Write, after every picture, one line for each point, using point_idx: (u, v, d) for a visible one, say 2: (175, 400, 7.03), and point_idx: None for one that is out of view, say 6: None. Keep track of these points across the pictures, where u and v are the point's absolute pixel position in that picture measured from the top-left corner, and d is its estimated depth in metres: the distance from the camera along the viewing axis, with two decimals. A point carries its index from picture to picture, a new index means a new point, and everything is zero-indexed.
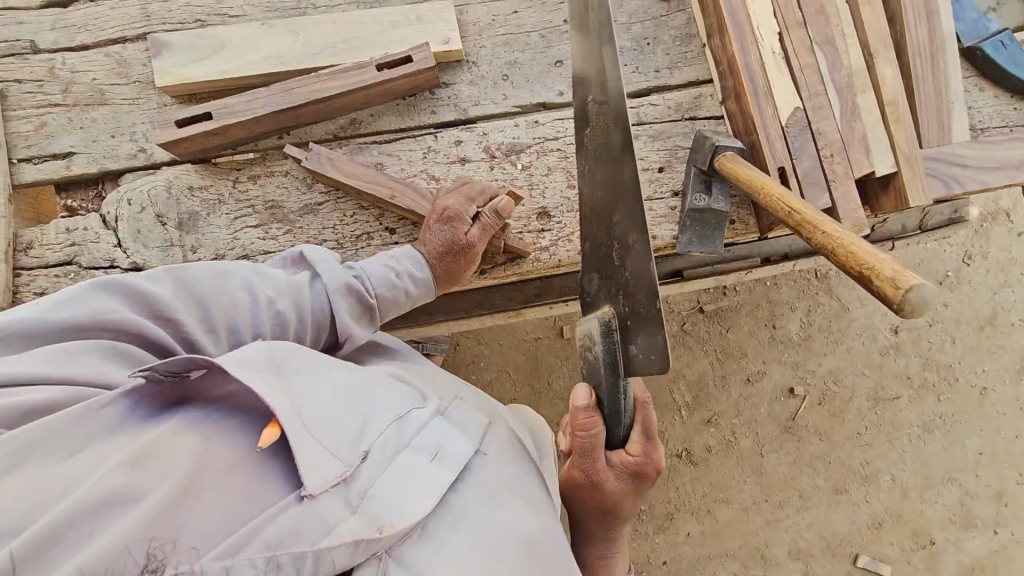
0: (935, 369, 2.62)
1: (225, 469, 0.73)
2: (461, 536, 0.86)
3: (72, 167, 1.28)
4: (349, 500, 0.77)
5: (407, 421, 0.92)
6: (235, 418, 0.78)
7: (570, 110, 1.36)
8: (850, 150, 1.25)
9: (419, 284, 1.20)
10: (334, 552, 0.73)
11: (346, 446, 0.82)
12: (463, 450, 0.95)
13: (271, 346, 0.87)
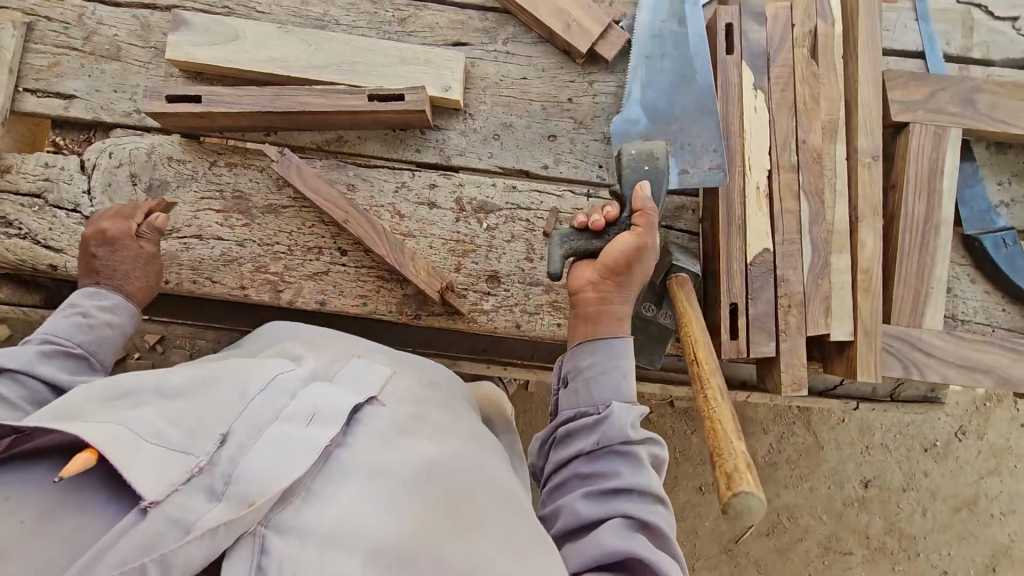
0: (897, 536, 2.48)
1: (35, 518, 0.66)
2: (353, 484, 0.76)
3: (69, 109, 1.33)
4: (212, 490, 0.68)
5: (275, 386, 0.81)
6: (46, 463, 0.71)
7: (550, 185, 1.36)
8: (809, 306, 1.21)
9: (117, 310, 1.14)
10: (186, 551, 0.63)
11: (200, 434, 0.73)
12: (342, 402, 0.83)
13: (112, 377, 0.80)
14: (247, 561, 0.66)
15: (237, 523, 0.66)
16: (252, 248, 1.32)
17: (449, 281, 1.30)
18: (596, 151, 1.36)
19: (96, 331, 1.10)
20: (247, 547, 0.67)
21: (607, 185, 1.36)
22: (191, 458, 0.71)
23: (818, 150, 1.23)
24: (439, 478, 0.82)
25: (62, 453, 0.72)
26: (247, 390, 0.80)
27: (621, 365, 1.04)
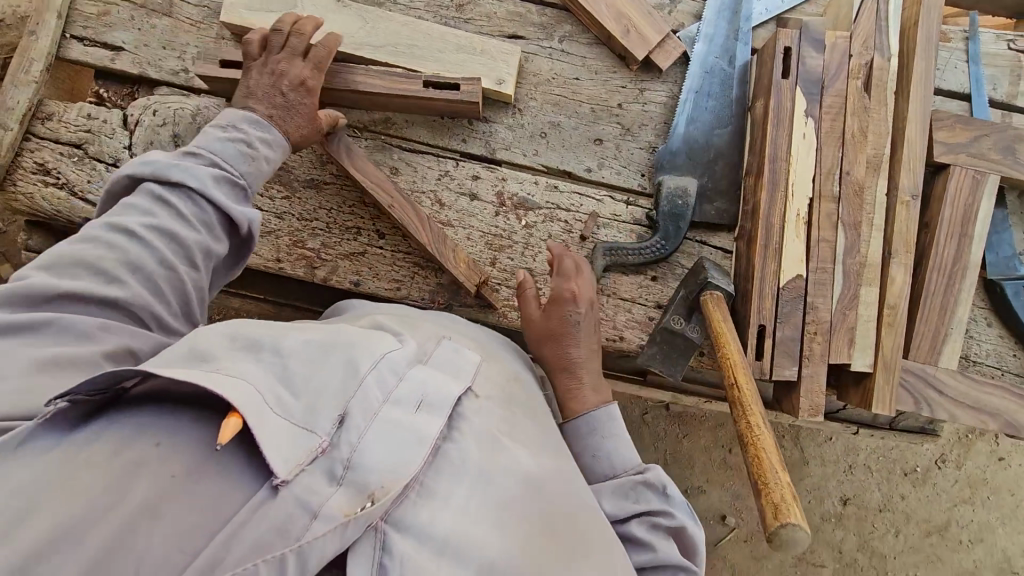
0: (868, 554, 2.55)
1: (182, 475, 0.64)
2: (462, 485, 0.76)
3: (116, 61, 1.31)
4: (333, 473, 0.68)
5: (384, 365, 0.80)
6: (192, 414, 0.69)
7: (591, 188, 1.36)
8: (833, 335, 1.24)
9: (273, 147, 1.07)
10: (320, 545, 0.61)
11: (320, 412, 0.72)
12: (448, 390, 0.83)
13: (228, 330, 0.79)
14: (371, 554, 0.67)
15: (364, 520, 0.65)
16: (291, 221, 1.32)
17: (484, 274, 1.31)
18: (640, 159, 1.37)
19: (256, 154, 1.03)
20: (369, 541, 0.67)
21: (647, 194, 1.37)
22: (312, 435, 0.70)
23: (861, 183, 1.24)
24: (540, 492, 0.82)
25: (202, 406, 0.69)
26: (353, 364, 0.78)
27: (597, 436, 1.10)
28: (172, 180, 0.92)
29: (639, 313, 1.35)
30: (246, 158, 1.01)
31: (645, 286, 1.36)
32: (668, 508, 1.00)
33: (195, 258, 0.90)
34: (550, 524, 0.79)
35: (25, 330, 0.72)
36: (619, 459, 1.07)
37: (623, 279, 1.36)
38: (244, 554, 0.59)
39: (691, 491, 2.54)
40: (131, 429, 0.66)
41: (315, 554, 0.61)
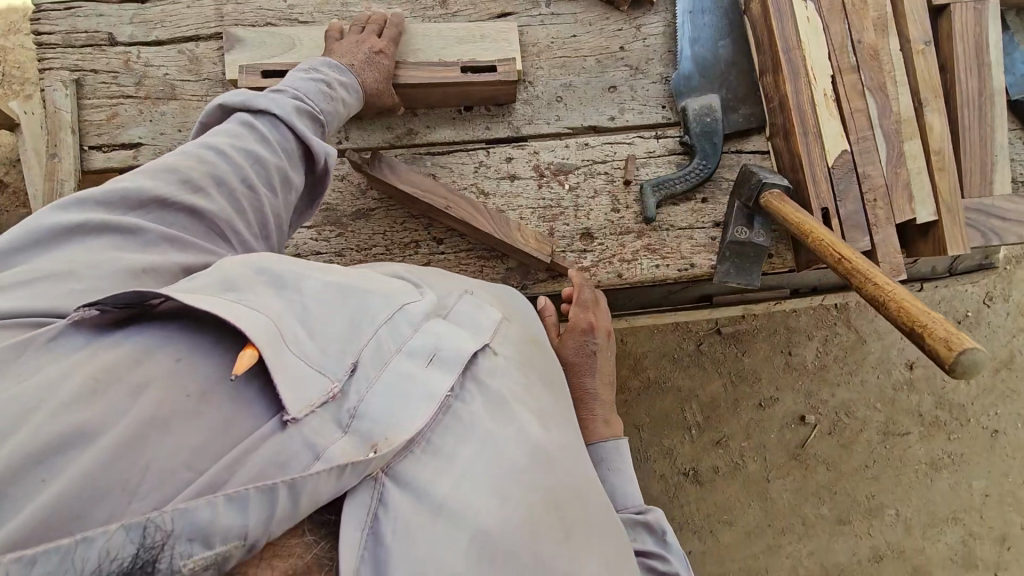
0: (948, 408, 2.60)
1: (197, 391, 0.64)
2: (473, 446, 0.74)
3: (139, 156, 1.32)
4: (341, 422, 0.68)
5: (401, 314, 0.81)
6: (212, 335, 0.69)
7: (620, 134, 1.40)
8: (892, 196, 1.28)
9: (351, 93, 1.19)
10: (313, 482, 0.60)
11: (332, 355, 0.72)
12: (464, 345, 0.82)
13: (247, 261, 0.79)
14: (367, 503, 0.66)
15: (362, 465, 0.64)
16: (351, 255, 1.34)
17: (550, 245, 1.34)
18: (656, 92, 1.41)
19: (339, 101, 1.15)
20: (367, 490, 0.66)
21: (674, 123, 1.41)
22: (323, 379, 0.69)
23: (875, 46, 1.29)
24: (552, 459, 0.80)
25: (220, 331, 0.70)
26: (374, 311, 0.79)
27: (600, 466, 1.15)
28: (270, 108, 1.04)
29: (701, 236, 1.38)
30: (330, 102, 1.13)
31: (697, 209, 1.39)
32: (662, 551, 1.03)
33: (278, 183, 1.00)
34: (555, 497, 0.76)
35: (121, 235, 0.80)
36: (619, 494, 1.11)
37: (676, 209, 1.39)
38: (247, 480, 0.59)
39: (765, 402, 2.58)
40: (152, 343, 0.67)
41: (308, 496, 0.60)
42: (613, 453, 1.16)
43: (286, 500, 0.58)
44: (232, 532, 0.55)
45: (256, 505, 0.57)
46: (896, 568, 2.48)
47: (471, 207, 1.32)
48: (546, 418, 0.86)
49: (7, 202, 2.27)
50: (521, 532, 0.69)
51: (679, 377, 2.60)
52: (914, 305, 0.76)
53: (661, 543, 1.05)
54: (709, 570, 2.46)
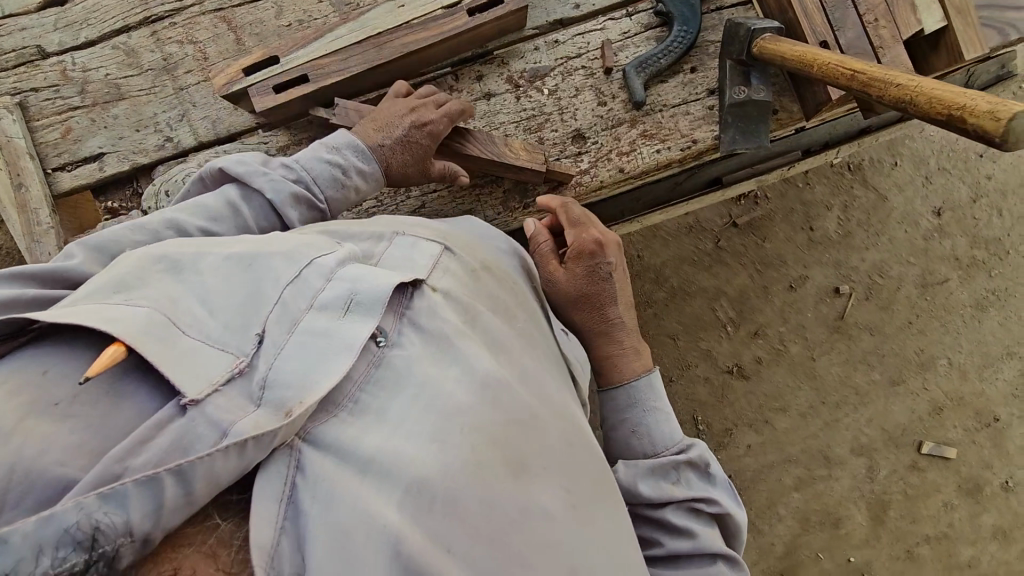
0: (983, 246, 2.51)
1: (69, 393, 0.64)
2: (404, 395, 0.75)
3: (105, 167, 1.28)
4: (251, 394, 0.68)
5: (311, 270, 0.81)
6: (87, 341, 0.69)
7: (589, 21, 1.31)
8: (894, 11, 1.18)
9: (367, 178, 1.15)
10: (207, 464, 0.60)
11: (237, 332, 0.73)
12: (386, 285, 0.80)
13: (152, 255, 0.79)
14: (284, 473, 0.66)
15: (266, 436, 0.64)
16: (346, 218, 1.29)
17: (544, 154, 1.26)
18: None
19: (352, 188, 1.13)
20: (283, 460, 0.67)
21: None
22: (231, 356, 0.70)
23: None
24: (496, 393, 0.80)
25: (88, 332, 0.70)
26: (298, 278, 0.80)
27: (637, 408, 1.13)
28: (271, 184, 1.05)
29: (697, 108, 1.29)
30: (337, 188, 1.12)
31: (688, 80, 1.30)
32: (710, 492, 1.05)
33: None
34: (500, 433, 0.77)
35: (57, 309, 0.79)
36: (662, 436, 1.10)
37: (666, 86, 1.30)
38: (146, 465, 0.59)
39: (795, 282, 2.51)
40: (15, 365, 0.66)
41: (202, 480, 0.60)
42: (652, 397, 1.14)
43: (175, 488, 0.59)
44: (114, 529, 0.55)
45: (137, 497, 0.57)
46: (960, 415, 2.45)
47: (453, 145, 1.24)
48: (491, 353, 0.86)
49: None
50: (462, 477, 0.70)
51: (705, 279, 2.54)
52: (946, 90, 0.69)
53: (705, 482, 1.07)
54: (772, 458, 2.44)
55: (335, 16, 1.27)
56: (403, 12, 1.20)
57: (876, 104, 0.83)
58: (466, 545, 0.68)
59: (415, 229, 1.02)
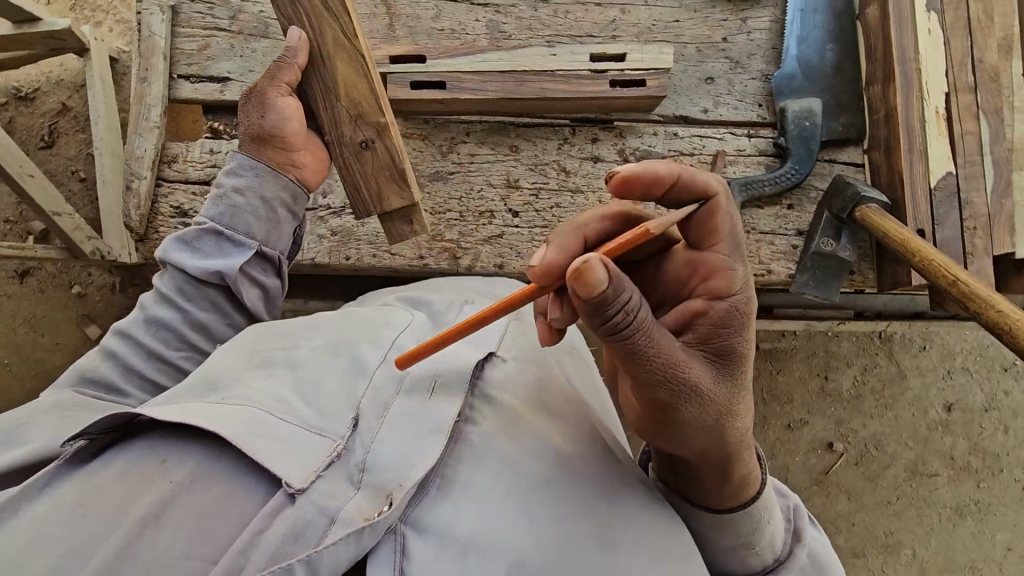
0: (980, 455, 2.51)
1: (186, 480, 0.69)
2: (484, 469, 0.75)
3: (225, 91, 1.33)
4: (353, 477, 0.71)
5: (393, 351, 0.85)
6: (196, 445, 0.72)
7: (712, 127, 1.36)
8: (993, 227, 1.23)
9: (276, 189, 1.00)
10: (328, 553, 0.63)
11: (334, 412, 0.77)
12: (466, 363, 0.83)
13: (247, 350, 0.85)
14: (392, 558, 0.67)
15: (379, 523, 0.65)
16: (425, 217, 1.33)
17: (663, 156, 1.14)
18: (754, 90, 1.36)
19: (279, 225, 1.00)
20: (387, 547, 0.68)
21: (768, 124, 1.36)
22: (326, 439, 0.74)
23: (996, 68, 1.24)
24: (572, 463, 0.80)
25: (193, 433, 0.74)
26: (361, 364, 0.82)
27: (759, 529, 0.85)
28: (179, 238, 0.97)
29: (782, 243, 1.34)
30: (265, 221, 0.99)
31: (783, 215, 1.34)
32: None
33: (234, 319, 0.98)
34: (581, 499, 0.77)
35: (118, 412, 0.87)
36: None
37: (760, 213, 1.34)
38: (288, 546, 0.64)
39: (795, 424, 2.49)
40: (137, 454, 0.72)
41: (328, 566, 0.63)
42: (823, 554, 0.90)
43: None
44: None
45: None
46: None
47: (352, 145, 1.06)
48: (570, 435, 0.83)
49: (68, 124, 2.24)
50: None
51: None
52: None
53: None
54: None
55: (485, 37, 1.33)
56: (551, 59, 1.25)
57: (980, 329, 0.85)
58: None
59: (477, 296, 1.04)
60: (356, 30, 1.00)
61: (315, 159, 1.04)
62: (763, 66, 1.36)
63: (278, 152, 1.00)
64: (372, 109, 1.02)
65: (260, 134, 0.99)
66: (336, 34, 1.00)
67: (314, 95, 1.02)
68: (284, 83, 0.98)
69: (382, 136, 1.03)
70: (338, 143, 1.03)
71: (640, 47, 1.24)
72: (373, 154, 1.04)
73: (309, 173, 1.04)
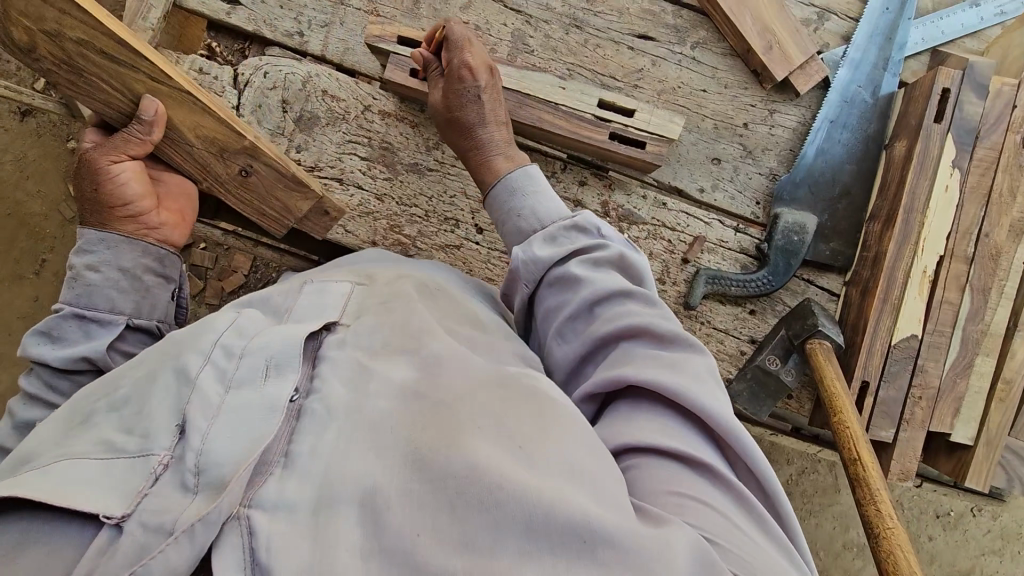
0: None
1: (1, 558, 0.60)
2: (332, 432, 0.72)
3: (232, 15, 1.28)
4: (186, 485, 0.64)
5: (216, 351, 0.75)
6: (8, 513, 0.62)
7: (702, 209, 1.31)
8: (939, 402, 1.19)
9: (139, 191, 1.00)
10: (162, 559, 0.57)
11: (157, 430, 0.68)
12: (292, 335, 0.79)
13: (70, 415, 0.76)
14: (239, 543, 0.61)
15: (213, 516, 0.60)
16: (390, 205, 1.29)
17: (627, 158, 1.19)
18: (757, 185, 1.31)
19: (150, 291, 1.05)
20: (232, 531, 0.61)
21: (759, 223, 1.31)
22: (149, 457, 0.66)
23: (999, 247, 1.19)
24: (421, 396, 0.76)
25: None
26: (182, 371, 0.72)
27: (518, 196, 1.06)
28: (36, 332, 0.97)
29: (732, 346, 1.30)
30: (130, 291, 1.03)
31: (741, 318, 1.31)
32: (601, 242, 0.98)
33: None
34: (432, 419, 0.72)
35: None
36: (562, 234, 1.01)
37: (720, 309, 1.30)
38: (120, 568, 0.57)
39: None
40: None
41: (164, 574, 0.57)
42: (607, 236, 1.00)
43: None
44: None
45: None
46: None
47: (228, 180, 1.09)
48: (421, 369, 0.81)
49: None
50: (474, 481, 0.64)
51: None
52: (904, 560, 0.91)
53: (680, 339, 0.84)
54: None
55: (506, 45, 1.27)
56: (560, 91, 1.20)
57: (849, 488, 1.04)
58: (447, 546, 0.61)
59: (330, 279, 1.00)
60: (170, 74, 0.97)
61: (171, 213, 1.08)
62: (774, 165, 1.30)
63: (127, 222, 1.04)
64: (233, 141, 1.05)
65: (104, 208, 1.02)
66: (151, 84, 0.96)
67: (162, 149, 1.03)
68: (113, 151, 0.99)
69: (255, 158, 1.07)
70: (214, 181, 1.09)
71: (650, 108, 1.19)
72: (256, 177, 1.10)
73: (171, 230, 1.09)
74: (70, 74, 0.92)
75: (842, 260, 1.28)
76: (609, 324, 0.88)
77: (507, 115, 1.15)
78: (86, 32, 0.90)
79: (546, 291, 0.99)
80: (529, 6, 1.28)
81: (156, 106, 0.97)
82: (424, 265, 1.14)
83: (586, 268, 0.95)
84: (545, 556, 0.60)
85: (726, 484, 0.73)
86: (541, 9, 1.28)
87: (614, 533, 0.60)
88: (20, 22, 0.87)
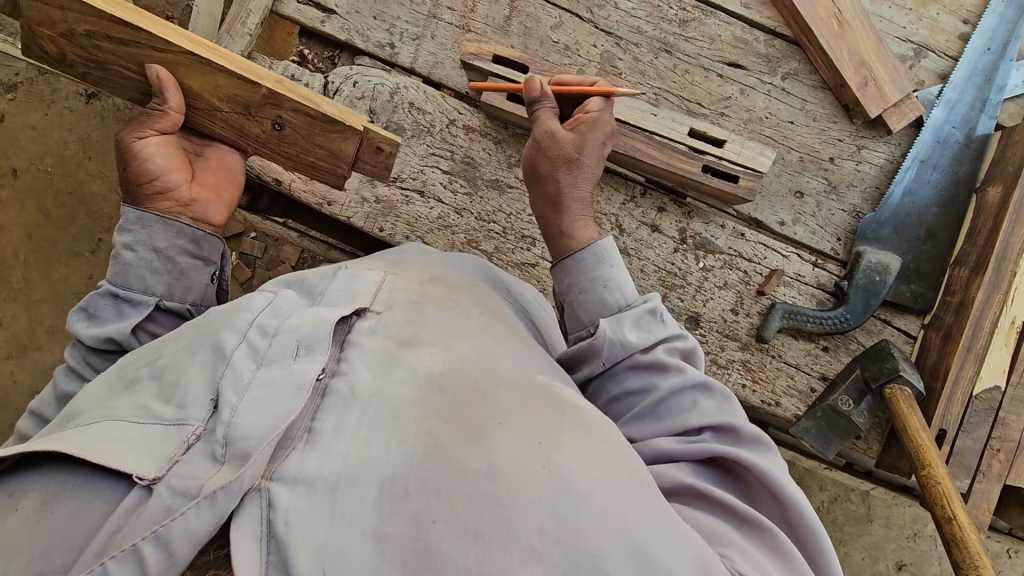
0: None
1: (41, 502, 0.56)
2: (350, 418, 0.62)
3: (326, 23, 1.30)
4: (213, 454, 0.57)
5: (253, 329, 0.68)
6: (46, 466, 0.59)
7: (781, 242, 1.30)
8: (1018, 457, 1.17)
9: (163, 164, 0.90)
10: (181, 525, 0.52)
11: (194, 399, 0.61)
12: (326, 318, 0.70)
13: (117, 373, 0.71)
14: (256, 516, 0.55)
15: (235, 485, 0.54)
16: (468, 219, 1.30)
17: (704, 185, 1.19)
18: (840, 222, 1.29)
19: (183, 274, 0.91)
20: (254, 504, 0.55)
21: (838, 260, 1.30)
22: (183, 426, 0.60)
23: None
24: (447, 381, 0.67)
25: (36, 466, 0.59)
26: (218, 347, 0.66)
27: (599, 266, 0.93)
28: (76, 311, 0.87)
29: (802, 381, 1.28)
30: (162, 273, 0.90)
31: (814, 355, 1.29)
32: (677, 330, 0.90)
33: None
34: (454, 408, 0.64)
35: None
36: (650, 319, 0.89)
37: (793, 344, 1.29)
38: (143, 527, 0.52)
39: None
40: None
41: (182, 539, 0.52)
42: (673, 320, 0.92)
43: (157, 555, 0.51)
44: None
45: (120, 574, 0.50)
46: None
47: (277, 148, 0.99)
48: (448, 356, 0.71)
49: None
50: (494, 484, 0.58)
51: None
52: None
53: (757, 437, 0.78)
54: None
55: (595, 67, 1.27)
56: (651, 119, 1.21)
57: (942, 546, 1.05)
58: (462, 545, 0.54)
59: (363, 265, 0.90)
60: (169, 39, 0.88)
61: (206, 188, 0.95)
62: (857, 202, 1.29)
63: (160, 197, 0.91)
64: (253, 93, 0.94)
65: (135, 190, 0.91)
66: (155, 54, 0.89)
67: (196, 122, 0.96)
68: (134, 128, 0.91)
69: (281, 105, 0.95)
70: (257, 145, 0.99)
71: (740, 139, 1.20)
72: (292, 131, 0.97)
73: (206, 206, 0.95)
74: (96, 70, 0.90)
75: (924, 304, 1.26)
76: (693, 416, 0.79)
77: (606, 156, 1.06)
78: (88, 19, 0.86)
79: (617, 371, 0.87)
80: (620, 28, 1.28)
81: (160, 70, 0.88)
82: (461, 260, 1.04)
83: (666, 357, 0.85)
84: (555, 561, 0.55)
85: (763, 533, 0.68)
86: (632, 32, 1.28)
87: (626, 551, 0.56)
88: (39, 32, 0.87)
